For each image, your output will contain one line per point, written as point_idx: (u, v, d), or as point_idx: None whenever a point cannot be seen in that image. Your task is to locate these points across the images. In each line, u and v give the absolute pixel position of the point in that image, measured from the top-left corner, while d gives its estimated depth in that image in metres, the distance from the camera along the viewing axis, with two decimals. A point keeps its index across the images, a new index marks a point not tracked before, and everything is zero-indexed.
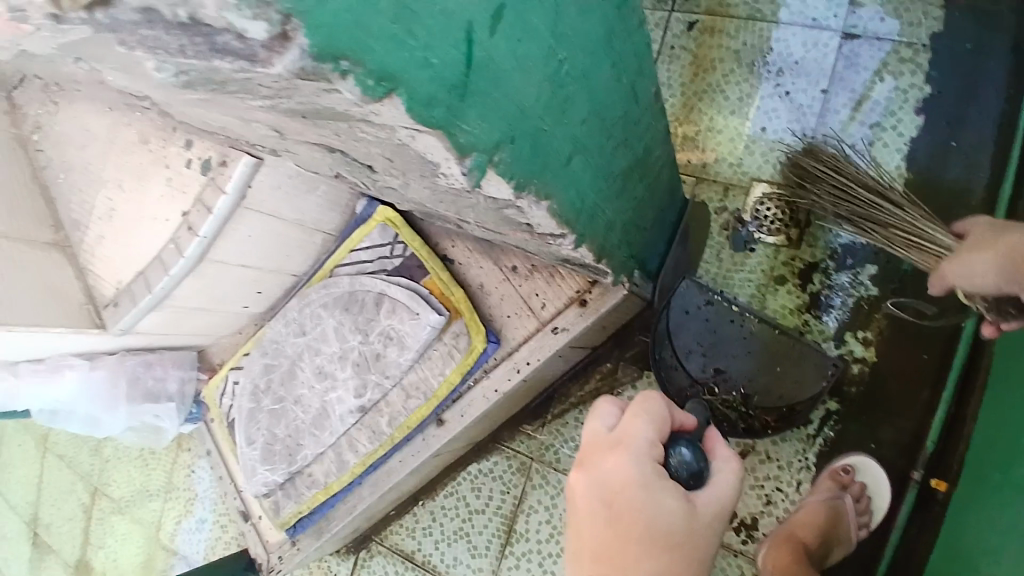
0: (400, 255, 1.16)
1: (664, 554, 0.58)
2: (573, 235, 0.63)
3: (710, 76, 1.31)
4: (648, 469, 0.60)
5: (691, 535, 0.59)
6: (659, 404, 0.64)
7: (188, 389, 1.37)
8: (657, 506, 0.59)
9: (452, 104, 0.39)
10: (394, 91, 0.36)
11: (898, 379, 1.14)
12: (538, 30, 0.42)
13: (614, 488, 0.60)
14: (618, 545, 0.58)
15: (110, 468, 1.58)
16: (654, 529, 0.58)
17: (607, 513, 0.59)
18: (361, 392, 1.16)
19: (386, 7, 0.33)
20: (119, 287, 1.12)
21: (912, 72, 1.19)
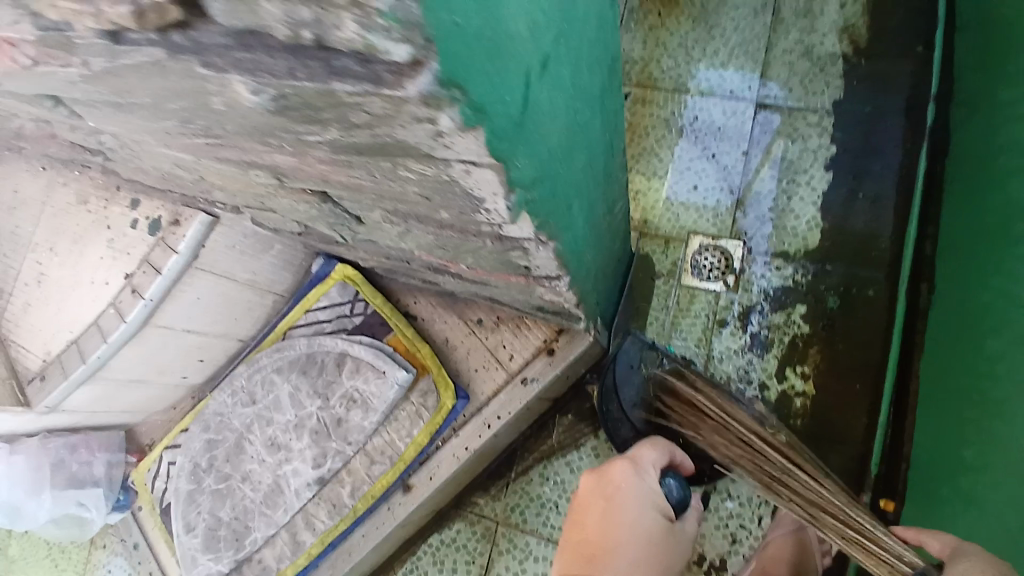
0: (361, 313, 1.14)
1: (644, 549, 0.65)
2: (568, 278, 0.66)
3: (645, 141, 1.43)
4: (646, 482, 0.72)
5: (668, 544, 0.68)
6: (666, 447, 0.80)
7: (117, 472, 1.25)
8: (647, 510, 0.68)
9: (516, 141, 0.37)
10: (483, 124, 0.32)
11: (838, 409, 1.23)
12: (561, 80, 0.44)
13: (615, 487, 0.70)
14: (605, 531, 0.65)
15: (14, 572, 1.35)
16: (641, 527, 0.67)
17: (603, 502, 0.68)
18: (321, 462, 1.09)
19: (485, 45, 0.30)
20: (47, 358, 1.03)
21: (819, 135, 1.36)
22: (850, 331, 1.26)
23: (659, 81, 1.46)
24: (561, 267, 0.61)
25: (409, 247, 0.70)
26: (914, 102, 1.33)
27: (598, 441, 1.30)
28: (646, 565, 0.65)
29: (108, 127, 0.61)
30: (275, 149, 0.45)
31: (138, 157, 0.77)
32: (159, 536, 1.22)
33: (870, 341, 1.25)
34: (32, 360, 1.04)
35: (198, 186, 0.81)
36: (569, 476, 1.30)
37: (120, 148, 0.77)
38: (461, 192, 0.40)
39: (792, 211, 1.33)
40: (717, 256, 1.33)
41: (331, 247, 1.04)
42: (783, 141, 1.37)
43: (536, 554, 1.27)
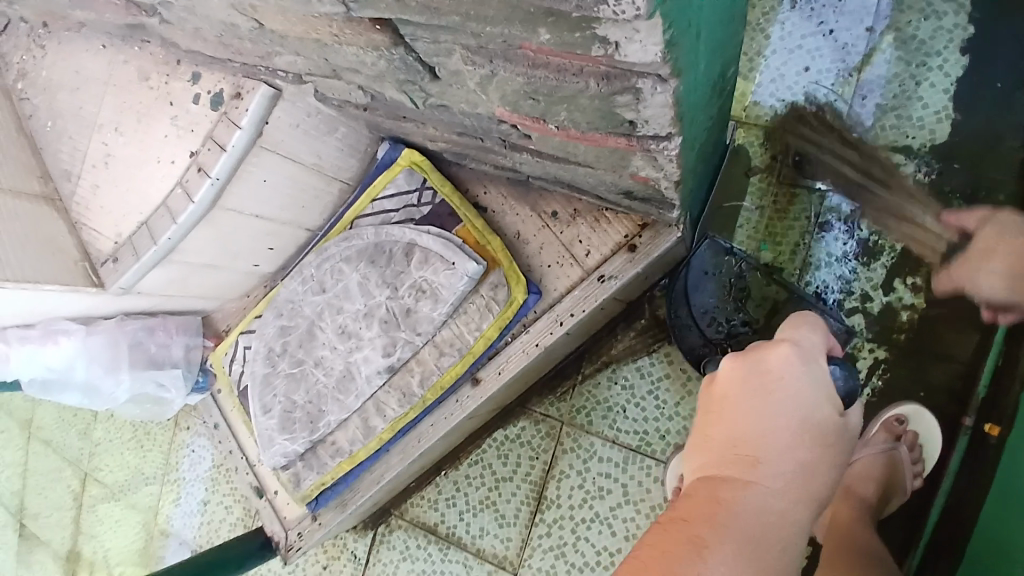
0: (429, 203, 1.07)
1: (811, 449, 0.56)
2: (680, 138, 0.54)
3: (750, 14, 1.22)
4: (812, 366, 0.58)
5: (838, 440, 0.58)
6: (818, 323, 0.66)
7: (195, 356, 1.28)
8: (815, 402, 0.57)
9: None
10: None
11: (948, 325, 1.09)
12: None
13: (772, 380, 0.57)
14: (762, 429, 0.55)
15: (101, 450, 1.47)
16: (807, 422, 0.56)
17: (758, 396, 0.56)
18: (390, 351, 1.06)
19: None
20: (119, 240, 1.02)
21: (955, 14, 1.13)
22: None
23: None
24: (674, 123, 0.50)
25: (490, 105, 0.60)
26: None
27: (670, 348, 1.24)
28: (812, 467, 0.55)
29: None
30: None
31: (198, 9, 0.70)
32: (238, 417, 1.28)
33: None
34: (106, 244, 1.04)
35: (261, 46, 0.73)
36: (639, 381, 1.25)
37: (178, 0, 0.71)
38: None
39: (917, 99, 1.13)
40: (823, 150, 1.16)
41: (398, 126, 0.95)
42: (889, 43, 1.15)
43: (601, 455, 1.26)
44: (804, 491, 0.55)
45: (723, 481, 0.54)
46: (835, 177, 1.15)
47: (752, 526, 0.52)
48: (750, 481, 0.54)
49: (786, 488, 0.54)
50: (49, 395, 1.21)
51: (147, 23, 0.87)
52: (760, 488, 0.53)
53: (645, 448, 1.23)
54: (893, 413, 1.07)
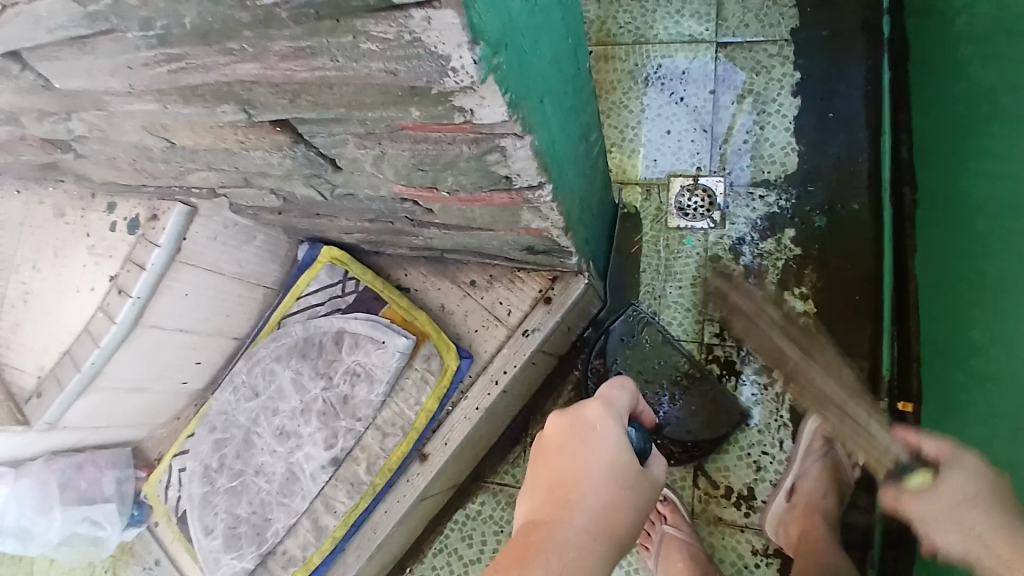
0: (353, 291, 1.12)
1: (615, 488, 0.60)
2: (551, 185, 0.65)
3: (613, 96, 1.42)
4: (621, 422, 0.65)
5: (644, 484, 0.63)
6: (630, 382, 0.74)
7: (128, 487, 1.21)
8: (624, 449, 0.63)
9: None
10: None
11: (840, 321, 1.23)
12: None
13: (587, 431, 0.63)
14: (573, 474, 0.60)
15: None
16: (616, 467, 0.61)
17: (575, 444, 0.62)
18: (332, 442, 1.07)
19: None
20: (41, 374, 1.01)
21: (782, 64, 1.35)
22: (843, 251, 1.25)
23: (617, 37, 1.44)
24: (541, 171, 0.60)
25: (389, 183, 0.69)
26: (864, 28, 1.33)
27: None
28: (617, 506, 0.60)
29: (75, 90, 0.60)
30: (235, 52, 0.45)
31: (110, 138, 0.76)
32: (180, 546, 1.19)
33: (860, 253, 1.24)
34: (26, 379, 1.02)
35: (175, 164, 0.80)
36: None
37: (90, 133, 0.77)
38: (427, 52, 0.40)
39: (766, 140, 1.32)
40: (699, 195, 1.32)
41: (314, 224, 1.02)
42: (748, 101, 1.35)
43: None
44: (611, 531, 0.58)
45: (541, 521, 0.56)
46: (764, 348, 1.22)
47: (564, 561, 0.53)
48: (562, 518, 0.57)
49: (595, 525, 0.57)
50: None
51: (60, 160, 0.91)
52: (571, 526, 0.56)
53: None
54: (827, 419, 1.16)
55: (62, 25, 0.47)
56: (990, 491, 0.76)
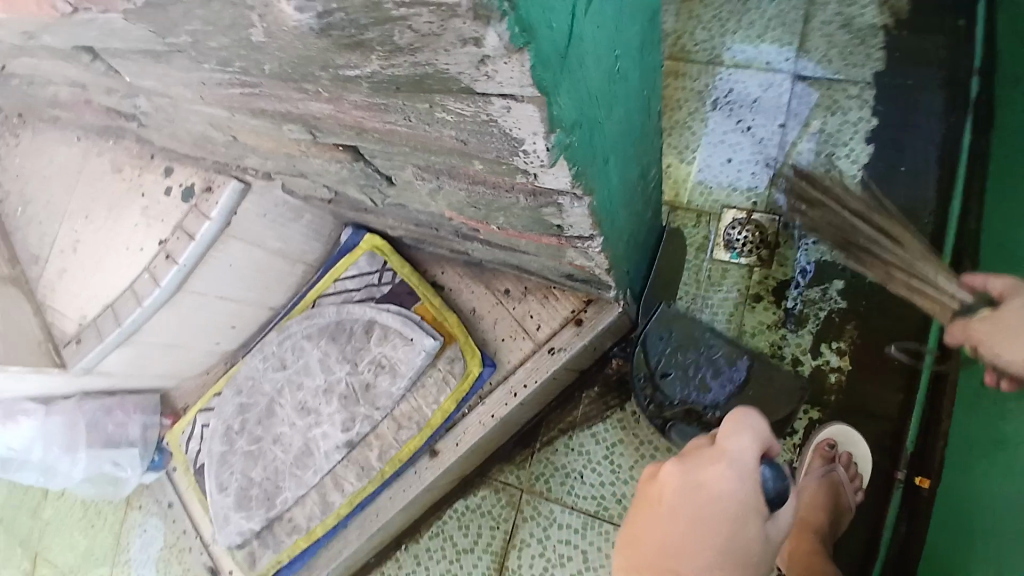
0: (389, 282, 1.14)
1: (726, 560, 0.65)
2: (601, 238, 0.64)
3: (677, 114, 1.38)
4: (742, 486, 0.67)
5: (756, 551, 0.67)
6: (759, 424, 0.72)
7: (152, 434, 1.27)
8: (739, 520, 0.66)
9: (556, 71, 0.35)
10: (529, 45, 0.31)
11: (872, 383, 1.17)
12: (607, 18, 0.42)
13: (705, 496, 0.66)
14: (682, 541, 0.65)
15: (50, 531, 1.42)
16: (727, 539, 0.65)
17: (688, 509, 0.66)
18: (349, 426, 1.10)
19: None
20: (84, 321, 1.05)
21: (859, 106, 1.28)
22: (889, 311, 1.19)
23: (692, 54, 1.40)
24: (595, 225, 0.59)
25: (441, 208, 0.69)
26: (956, 81, 1.25)
27: (607, 429, 1.31)
28: None
29: (146, 83, 0.62)
30: (310, 93, 0.45)
31: (175, 120, 0.78)
32: (192, 495, 1.26)
33: (906, 319, 1.18)
34: (68, 324, 1.06)
35: (233, 150, 0.81)
36: (594, 447, 1.31)
37: (156, 111, 0.78)
38: (500, 132, 0.39)
39: None
40: (750, 231, 1.28)
41: (360, 215, 1.04)
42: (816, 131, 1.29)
43: (561, 522, 1.30)
44: None
45: None
46: (832, 231, 1.12)
47: None
48: None
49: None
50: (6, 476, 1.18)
51: (125, 125, 0.94)
52: None
53: (602, 513, 1.28)
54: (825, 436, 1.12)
55: (141, 41, 0.48)
56: None
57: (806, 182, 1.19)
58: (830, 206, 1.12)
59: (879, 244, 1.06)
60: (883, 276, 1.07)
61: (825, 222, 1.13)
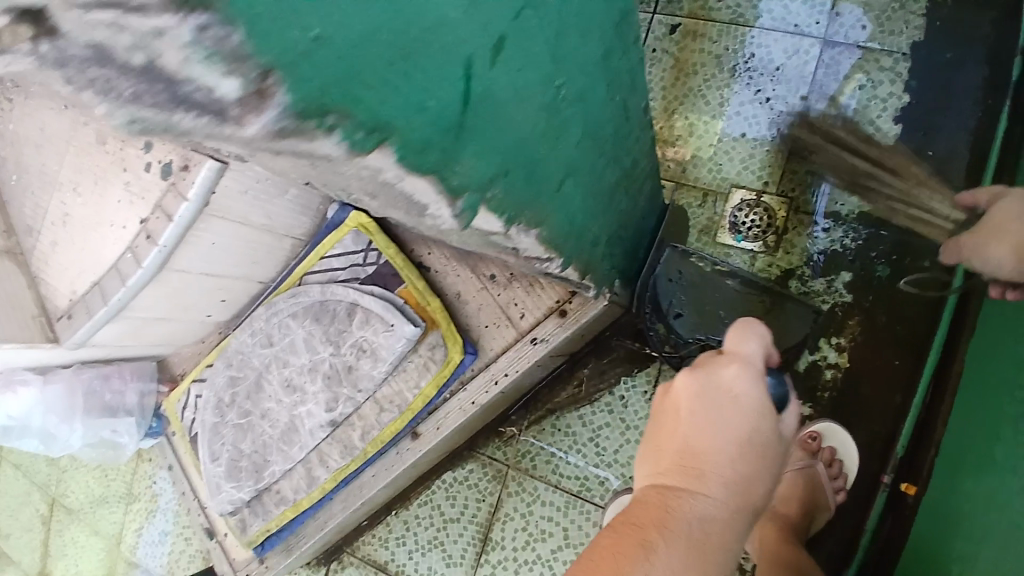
0: (374, 263, 1.13)
1: (749, 462, 0.57)
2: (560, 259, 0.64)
3: (691, 81, 1.27)
4: (760, 383, 0.60)
5: (776, 452, 0.60)
6: (764, 329, 0.66)
7: (149, 401, 1.33)
8: (761, 419, 0.59)
9: (447, 146, 0.42)
10: (386, 141, 0.38)
11: (870, 383, 1.13)
12: (537, 56, 0.44)
13: (724, 396, 0.59)
14: (703, 442, 0.57)
15: (67, 477, 1.49)
16: (749, 438, 0.58)
17: (707, 411, 0.58)
18: (333, 406, 1.11)
19: (384, 52, 0.34)
20: (73, 298, 1.07)
21: (891, 81, 1.17)
22: (895, 310, 1.13)
23: (713, 12, 1.27)
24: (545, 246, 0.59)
25: None
26: (1000, 57, 1.13)
27: (595, 413, 1.29)
28: (751, 483, 0.57)
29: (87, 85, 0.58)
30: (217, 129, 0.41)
31: None
32: (189, 459, 1.32)
33: (913, 318, 1.12)
34: (60, 299, 1.08)
35: None
36: (581, 428, 1.30)
37: None
38: None
39: None
40: (759, 214, 1.19)
41: None
42: (833, 116, 1.18)
43: (544, 499, 1.30)
44: (743, 506, 0.57)
45: (670, 490, 0.56)
46: (841, 173, 1.14)
47: (697, 540, 0.53)
48: (694, 494, 0.55)
49: (732, 498, 0.56)
50: (6, 442, 1.22)
51: None
52: (702, 503, 0.55)
53: (585, 493, 1.27)
54: (807, 430, 1.11)
55: None
56: None
57: (795, 127, 1.20)
58: (831, 147, 1.16)
59: (878, 178, 1.10)
60: (886, 210, 1.12)
61: (824, 157, 1.17)
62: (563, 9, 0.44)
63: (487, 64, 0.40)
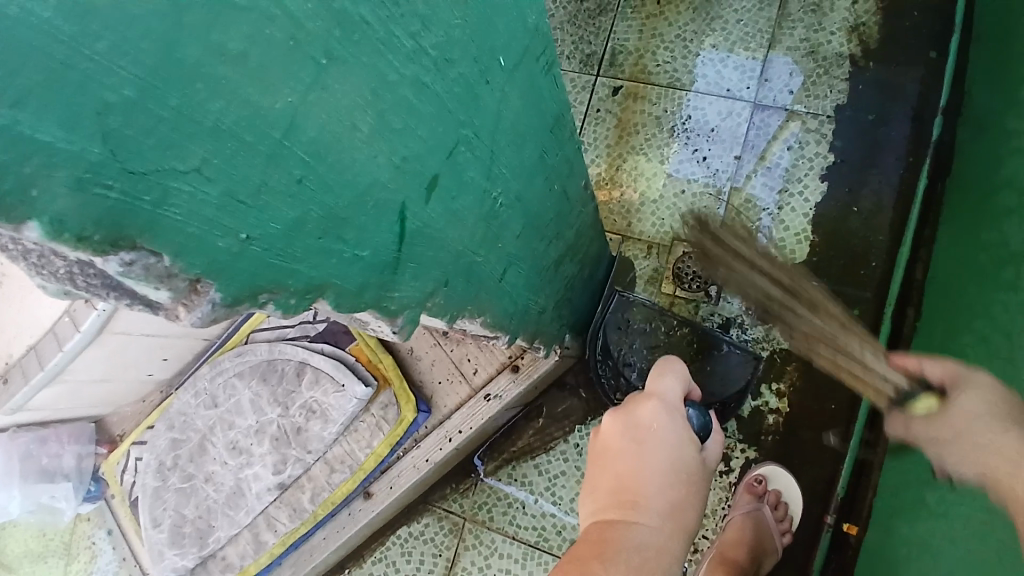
0: (324, 319, 1.10)
1: (680, 486, 0.61)
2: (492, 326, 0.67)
3: (634, 139, 1.33)
4: (679, 415, 0.65)
5: (702, 476, 0.64)
6: (680, 367, 0.71)
7: (87, 463, 1.26)
8: (685, 446, 0.63)
9: (386, 280, 0.46)
10: (322, 296, 0.41)
11: (808, 426, 1.17)
12: (471, 181, 0.49)
13: (648, 427, 0.63)
14: (636, 471, 0.60)
15: (1, 538, 1.31)
16: (678, 463, 0.61)
17: (635, 442, 0.62)
18: (281, 468, 1.09)
19: (315, 227, 0.37)
20: (9, 361, 1.01)
21: (817, 142, 1.25)
22: None
23: (652, 76, 1.35)
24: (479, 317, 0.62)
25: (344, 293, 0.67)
26: (923, 117, 1.21)
27: (550, 461, 1.30)
28: (684, 505, 0.60)
29: None
30: None
31: None
32: (128, 523, 1.24)
33: None
34: None
35: None
36: (537, 478, 1.30)
37: None
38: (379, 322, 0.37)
39: (779, 223, 1.24)
40: (700, 266, 1.24)
41: None
42: (760, 171, 1.26)
43: (501, 552, 1.28)
44: (681, 529, 0.59)
45: (611, 522, 0.57)
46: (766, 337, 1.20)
47: (644, 564, 0.54)
48: (633, 522, 0.57)
49: (666, 525, 0.58)
50: None
51: None
52: (642, 528, 0.57)
53: (543, 544, 1.27)
54: (753, 474, 1.14)
55: None
56: (1000, 403, 0.70)
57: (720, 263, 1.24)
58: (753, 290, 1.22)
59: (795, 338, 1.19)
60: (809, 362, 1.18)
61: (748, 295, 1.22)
62: (494, 138, 0.49)
63: (422, 201, 0.45)
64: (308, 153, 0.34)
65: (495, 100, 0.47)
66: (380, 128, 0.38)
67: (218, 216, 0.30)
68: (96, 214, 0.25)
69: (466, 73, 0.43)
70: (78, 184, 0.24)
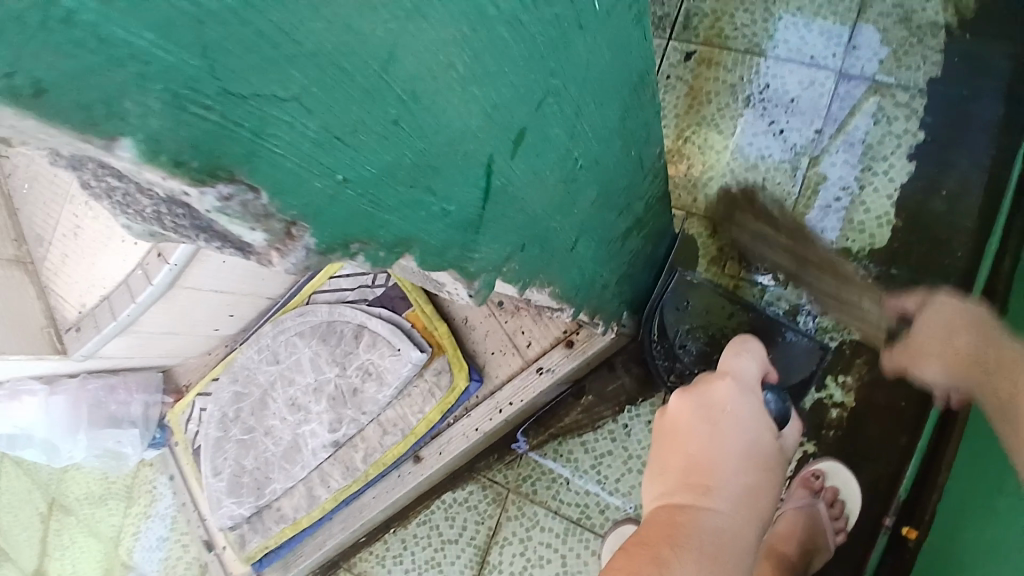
0: (383, 284, 1.12)
1: (753, 472, 0.59)
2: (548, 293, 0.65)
3: (704, 109, 1.26)
4: (753, 401, 0.64)
5: (775, 465, 0.62)
6: (757, 351, 0.73)
7: (153, 411, 1.32)
8: (759, 432, 0.62)
9: (468, 238, 0.47)
10: (410, 248, 0.42)
11: (875, 422, 1.10)
12: (556, 139, 0.47)
13: (721, 410, 0.62)
14: (708, 454, 0.58)
15: (68, 478, 1.41)
16: (751, 448, 0.60)
17: (708, 425, 0.61)
18: (336, 427, 1.11)
19: (405, 176, 0.37)
20: (82, 311, 1.07)
21: (907, 117, 1.15)
22: None
23: (729, 40, 1.26)
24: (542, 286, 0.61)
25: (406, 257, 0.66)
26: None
27: (597, 438, 1.29)
28: (756, 492, 0.58)
29: None
30: None
31: None
32: (189, 470, 1.31)
33: None
34: (69, 312, 1.08)
35: None
36: (583, 455, 1.29)
37: None
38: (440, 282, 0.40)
39: (861, 203, 1.15)
40: (769, 246, 1.18)
41: None
42: (840, 142, 1.17)
43: (542, 525, 1.29)
44: (754, 517, 0.57)
45: (682, 505, 0.55)
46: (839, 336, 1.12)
47: (716, 547, 0.51)
48: (705, 505, 0.55)
49: (739, 510, 0.55)
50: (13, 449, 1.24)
51: None
52: (714, 513, 0.54)
53: (585, 521, 1.27)
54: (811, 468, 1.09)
55: None
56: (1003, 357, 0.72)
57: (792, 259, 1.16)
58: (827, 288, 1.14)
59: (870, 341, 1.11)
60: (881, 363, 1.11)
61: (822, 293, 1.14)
62: (580, 93, 0.47)
63: (508, 155, 0.43)
64: (406, 92, 0.33)
65: (587, 49, 0.45)
66: (476, 72, 0.36)
67: (316, 152, 0.30)
68: (190, 135, 0.25)
69: (562, 15, 0.40)
70: (173, 100, 0.24)
